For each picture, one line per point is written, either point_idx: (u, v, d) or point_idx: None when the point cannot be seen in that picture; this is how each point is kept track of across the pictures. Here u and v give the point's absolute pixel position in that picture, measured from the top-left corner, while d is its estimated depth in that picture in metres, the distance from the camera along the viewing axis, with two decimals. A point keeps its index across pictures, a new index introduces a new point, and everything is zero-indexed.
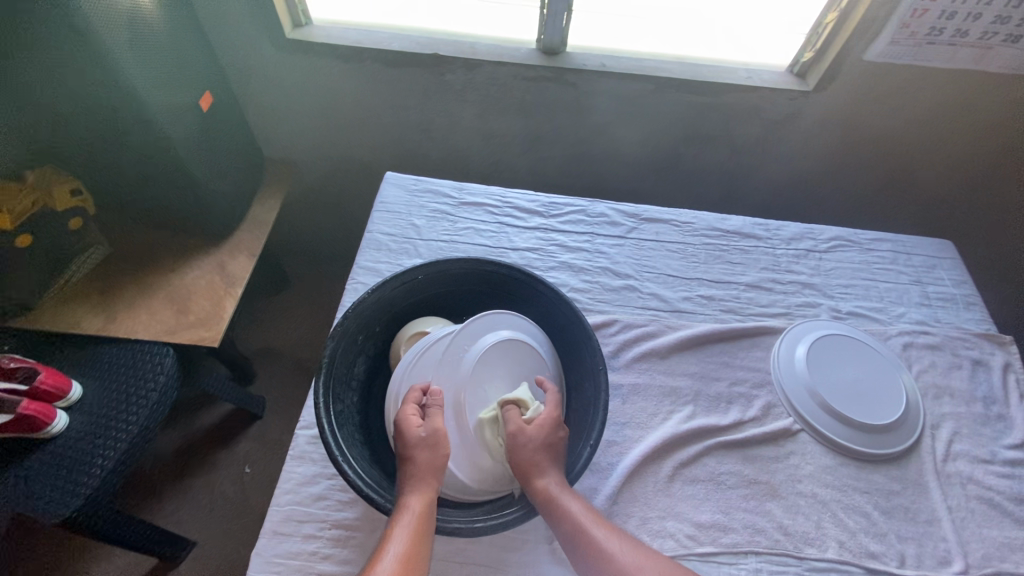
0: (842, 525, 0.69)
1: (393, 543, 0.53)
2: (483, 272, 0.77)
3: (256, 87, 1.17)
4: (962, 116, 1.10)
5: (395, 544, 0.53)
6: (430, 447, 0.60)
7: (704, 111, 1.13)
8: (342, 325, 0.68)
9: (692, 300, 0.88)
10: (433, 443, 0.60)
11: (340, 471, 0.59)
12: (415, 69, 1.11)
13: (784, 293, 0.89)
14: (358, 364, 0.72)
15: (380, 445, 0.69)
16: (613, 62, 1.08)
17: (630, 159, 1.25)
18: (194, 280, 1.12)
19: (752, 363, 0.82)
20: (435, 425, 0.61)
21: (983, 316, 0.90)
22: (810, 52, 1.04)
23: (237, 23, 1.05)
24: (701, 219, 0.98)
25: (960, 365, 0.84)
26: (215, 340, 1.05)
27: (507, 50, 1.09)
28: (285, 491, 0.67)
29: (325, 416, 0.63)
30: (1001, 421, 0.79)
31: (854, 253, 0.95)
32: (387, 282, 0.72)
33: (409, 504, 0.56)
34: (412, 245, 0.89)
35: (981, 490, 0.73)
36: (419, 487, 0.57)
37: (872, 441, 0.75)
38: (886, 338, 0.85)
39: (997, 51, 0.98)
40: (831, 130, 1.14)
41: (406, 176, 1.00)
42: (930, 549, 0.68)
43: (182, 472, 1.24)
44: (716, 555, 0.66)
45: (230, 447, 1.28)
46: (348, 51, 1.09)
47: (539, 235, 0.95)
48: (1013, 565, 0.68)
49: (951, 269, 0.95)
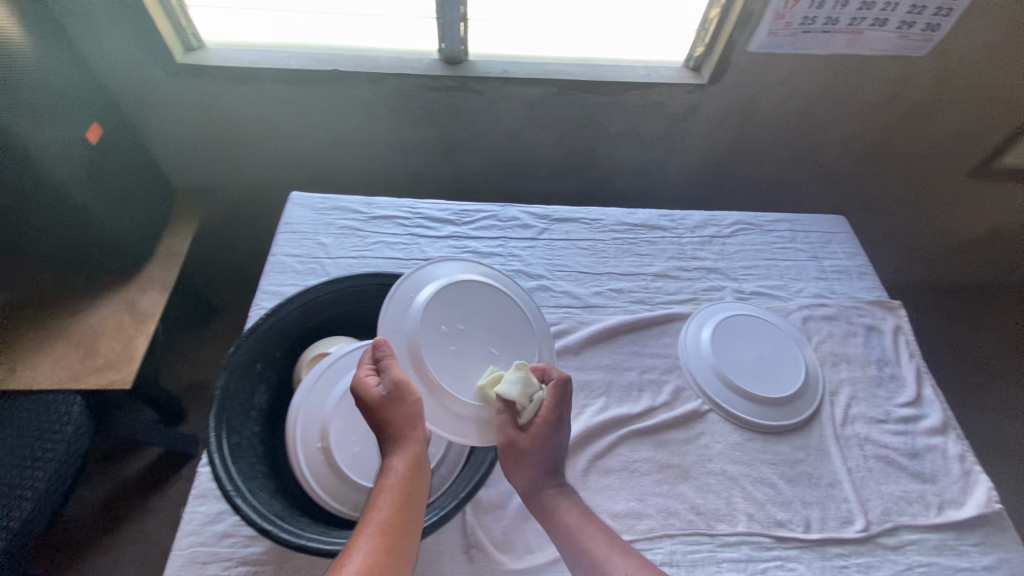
0: (751, 498, 0.71)
1: (375, 510, 0.53)
2: (384, 287, 0.77)
3: (151, 116, 1.11)
4: (847, 97, 1.17)
5: (379, 509, 0.53)
6: (397, 401, 0.57)
7: (609, 109, 1.16)
8: (235, 353, 0.66)
9: (602, 295, 0.90)
10: (395, 398, 0.57)
11: (234, 508, 0.56)
12: (317, 86, 1.09)
13: (691, 279, 0.93)
14: (257, 393, 0.69)
15: (283, 475, 0.67)
16: (515, 68, 1.10)
17: (548, 161, 1.27)
18: (102, 319, 1.06)
19: (662, 350, 0.84)
20: (395, 378, 0.57)
21: (874, 284, 0.96)
22: (700, 47, 1.09)
23: (120, 50, 1.00)
24: (610, 215, 1.01)
25: (855, 332, 0.88)
26: (127, 381, 0.99)
27: (409, 62, 1.09)
28: (187, 532, 0.64)
29: (217, 450, 0.60)
30: (894, 381, 0.84)
31: (757, 235, 1.00)
32: (283, 305, 0.70)
33: (392, 465, 0.56)
34: (319, 264, 0.88)
35: (878, 448, 0.77)
36: (403, 448, 0.57)
37: (775, 413, 0.78)
38: (787, 313, 0.89)
39: (868, 35, 1.04)
40: (730, 120, 1.19)
41: (312, 195, 0.98)
42: (833, 511, 0.71)
43: (111, 523, 1.17)
44: (632, 543, 0.67)
45: (163, 490, 1.22)
46: (244, 72, 1.06)
47: (451, 243, 0.94)
48: (909, 517, 0.72)
49: (844, 243, 1.01)
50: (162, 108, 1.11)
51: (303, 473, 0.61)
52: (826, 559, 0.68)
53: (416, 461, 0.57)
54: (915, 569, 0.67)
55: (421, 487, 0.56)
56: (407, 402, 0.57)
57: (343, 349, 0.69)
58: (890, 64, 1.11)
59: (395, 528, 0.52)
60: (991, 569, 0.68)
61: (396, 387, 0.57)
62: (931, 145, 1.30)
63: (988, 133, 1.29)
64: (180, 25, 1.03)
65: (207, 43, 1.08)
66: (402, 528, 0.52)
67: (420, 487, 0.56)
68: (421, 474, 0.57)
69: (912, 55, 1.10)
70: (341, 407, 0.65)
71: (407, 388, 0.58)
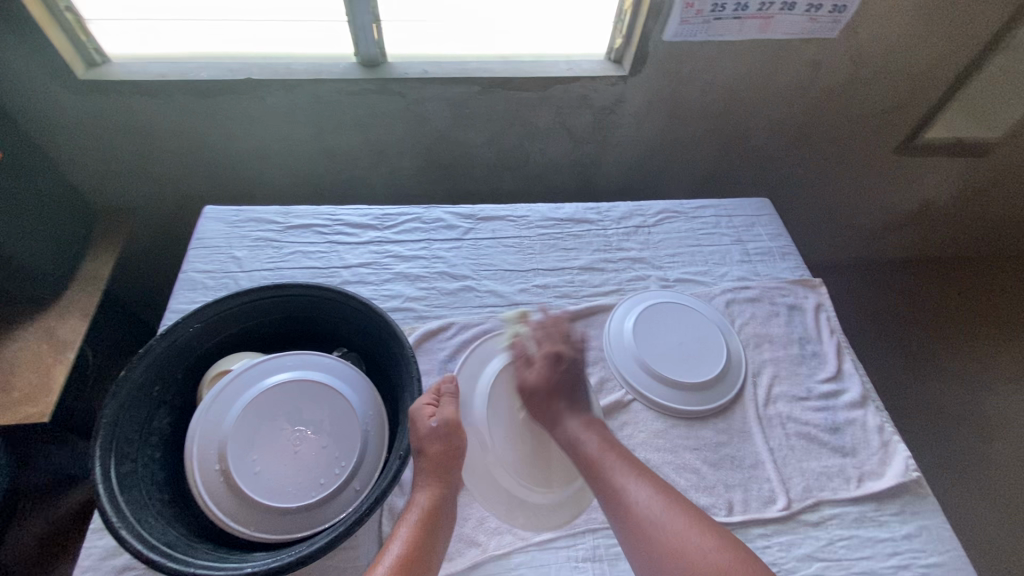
0: (675, 485, 0.71)
1: (394, 543, 0.58)
2: (292, 296, 0.74)
3: (58, 136, 1.05)
4: (769, 81, 1.19)
5: (395, 544, 0.57)
6: (440, 438, 0.65)
7: (534, 106, 1.15)
8: (127, 378, 0.62)
9: (528, 291, 0.90)
10: (439, 433, 0.65)
11: (118, 540, 0.52)
12: (231, 96, 1.06)
13: (617, 270, 0.94)
14: (155, 419, 0.66)
15: (180, 504, 0.64)
16: (436, 67, 1.09)
17: (482, 160, 1.26)
18: (16, 352, 0.97)
19: (586, 343, 0.84)
20: (445, 416, 0.66)
21: (796, 264, 0.99)
22: (619, 38, 1.09)
23: (15, 68, 0.94)
24: (535, 212, 1.01)
25: (777, 312, 0.90)
26: (42, 416, 0.90)
27: (326, 67, 1.07)
28: (82, 569, 0.60)
29: (103, 480, 0.56)
30: (815, 358, 0.85)
31: (681, 223, 1.02)
32: (179, 324, 0.67)
33: (418, 501, 0.62)
34: (233, 279, 0.86)
35: (799, 426, 0.77)
36: (428, 486, 0.63)
37: (696, 398, 0.78)
38: (710, 298, 0.91)
39: (779, 19, 1.06)
40: (657, 110, 1.20)
41: (227, 208, 0.96)
42: (756, 492, 0.71)
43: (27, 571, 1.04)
44: (555, 540, 0.65)
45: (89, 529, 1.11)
46: (152, 86, 1.02)
47: (372, 249, 0.92)
48: (830, 491, 0.71)
49: (767, 225, 1.04)
50: (68, 127, 1.05)
51: (203, 496, 0.59)
52: (749, 540, 0.67)
53: (440, 497, 0.62)
54: (836, 543, 0.67)
55: (442, 522, 0.61)
56: (451, 441, 0.65)
57: (244, 366, 0.67)
58: (806, 47, 1.13)
59: (411, 560, 0.56)
60: (911, 537, 0.67)
61: (445, 422, 0.65)
62: (857, 123, 1.33)
63: (910, 109, 1.32)
64: (77, 39, 0.98)
65: (111, 57, 1.03)
66: (417, 560, 0.57)
67: (440, 523, 0.61)
68: (442, 518, 0.61)
69: (824, 37, 1.12)
70: (242, 422, 0.62)
71: (455, 425, 0.66)
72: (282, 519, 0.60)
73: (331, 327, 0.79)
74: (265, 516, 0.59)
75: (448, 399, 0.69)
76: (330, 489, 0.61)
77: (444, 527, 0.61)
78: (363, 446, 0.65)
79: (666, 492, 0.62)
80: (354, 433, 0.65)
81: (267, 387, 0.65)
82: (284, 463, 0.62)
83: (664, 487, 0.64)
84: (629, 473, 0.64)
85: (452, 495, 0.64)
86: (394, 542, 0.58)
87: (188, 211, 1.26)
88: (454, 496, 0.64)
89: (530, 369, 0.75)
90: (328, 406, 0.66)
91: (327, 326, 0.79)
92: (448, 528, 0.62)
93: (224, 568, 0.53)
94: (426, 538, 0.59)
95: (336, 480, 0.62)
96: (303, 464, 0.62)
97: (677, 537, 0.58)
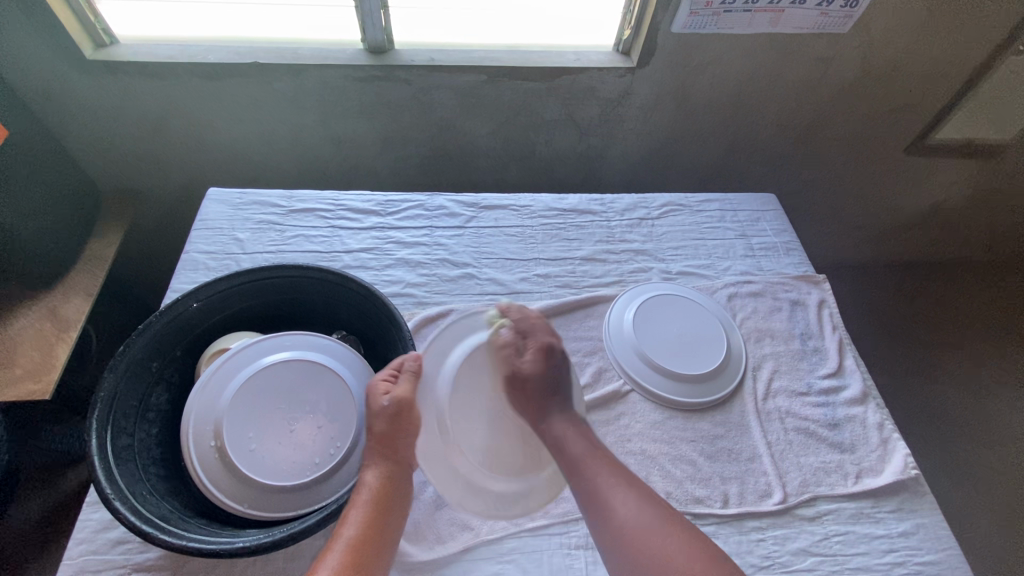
0: (670, 475, 0.70)
1: (346, 525, 0.56)
2: (291, 277, 0.74)
3: (66, 115, 1.06)
4: (779, 76, 1.18)
5: (348, 527, 0.56)
6: (389, 417, 0.62)
7: (541, 95, 1.14)
8: (125, 353, 0.62)
9: (529, 280, 0.89)
10: (392, 413, 0.62)
11: (113, 511, 0.52)
12: (238, 79, 1.06)
13: (619, 261, 0.94)
14: (154, 395, 0.67)
15: (175, 481, 0.64)
16: (442, 55, 1.09)
17: (488, 151, 1.26)
18: (18, 330, 0.96)
19: (585, 333, 0.84)
20: (398, 395, 0.63)
21: (801, 260, 0.98)
22: (627, 29, 1.09)
23: (23, 45, 0.94)
24: (539, 202, 1.01)
25: (780, 307, 0.90)
26: (46, 392, 0.91)
27: (333, 52, 1.07)
28: (76, 542, 0.60)
29: (98, 452, 0.56)
30: (817, 354, 0.85)
31: (685, 216, 1.02)
32: (179, 301, 0.67)
33: (364, 480, 0.59)
34: (235, 260, 0.86)
35: (798, 421, 0.77)
36: (375, 463, 0.60)
37: (695, 390, 0.78)
38: (712, 292, 0.91)
39: (789, 13, 1.05)
40: (665, 102, 1.19)
41: (231, 191, 0.96)
42: (752, 485, 0.70)
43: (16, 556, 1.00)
44: (547, 528, 0.65)
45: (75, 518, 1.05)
46: (160, 68, 1.02)
47: (374, 235, 0.92)
48: (827, 487, 0.70)
49: (772, 220, 1.04)
50: (75, 106, 1.05)
51: (197, 472, 0.59)
52: (743, 533, 0.66)
53: (390, 477, 0.60)
54: (832, 538, 0.66)
55: (393, 499, 0.60)
56: (400, 417, 0.63)
57: (242, 345, 0.67)
58: (815, 42, 1.12)
59: (367, 544, 0.56)
60: (908, 535, 0.67)
61: (395, 403, 0.63)
62: (866, 122, 1.32)
63: (921, 107, 1.31)
64: (87, 18, 0.98)
65: (120, 38, 1.04)
66: (371, 542, 0.56)
67: (393, 500, 0.60)
68: (395, 490, 0.60)
69: (834, 33, 1.11)
70: (238, 400, 0.62)
71: (405, 404, 0.63)
72: (275, 498, 0.60)
73: (330, 309, 0.79)
74: (260, 494, 0.59)
75: (407, 376, 0.66)
76: (325, 468, 0.61)
77: (397, 505, 0.60)
78: (359, 428, 0.65)
79: (651, 507, 0.61)
80: (350, 414, 0.65)
81: (264, 365, 0.65)
82: (279, 441, 0.62)
83: (652, 499, 0.62)
84: (615, 481, 0.63)
85: (400, 472, 0.62)
86: (345, 524, 0.56)
87: (194, 194, 1.26)
88: (402, 472, 0.62)
89: (522, 359, 0.74)
90: (322, 387, 0.66)
91: (327, 308, 0.79)
92: (400, 505, 0.60)
93: (215, 543, 0.53)
94: (380, 518, 0.58)
95: (331, 460, 0.62)
96: (298, 443, 0.62)
97: (660, 544, 0.58)
